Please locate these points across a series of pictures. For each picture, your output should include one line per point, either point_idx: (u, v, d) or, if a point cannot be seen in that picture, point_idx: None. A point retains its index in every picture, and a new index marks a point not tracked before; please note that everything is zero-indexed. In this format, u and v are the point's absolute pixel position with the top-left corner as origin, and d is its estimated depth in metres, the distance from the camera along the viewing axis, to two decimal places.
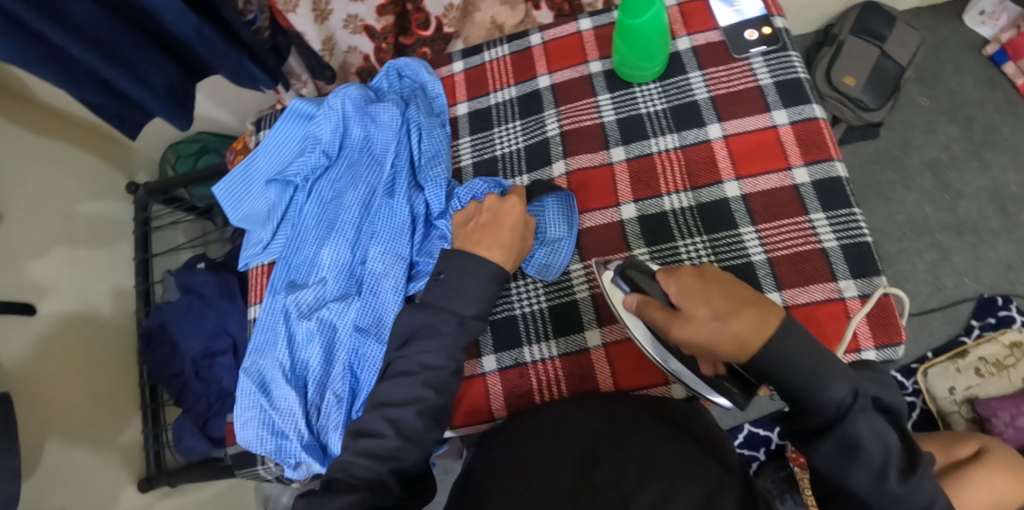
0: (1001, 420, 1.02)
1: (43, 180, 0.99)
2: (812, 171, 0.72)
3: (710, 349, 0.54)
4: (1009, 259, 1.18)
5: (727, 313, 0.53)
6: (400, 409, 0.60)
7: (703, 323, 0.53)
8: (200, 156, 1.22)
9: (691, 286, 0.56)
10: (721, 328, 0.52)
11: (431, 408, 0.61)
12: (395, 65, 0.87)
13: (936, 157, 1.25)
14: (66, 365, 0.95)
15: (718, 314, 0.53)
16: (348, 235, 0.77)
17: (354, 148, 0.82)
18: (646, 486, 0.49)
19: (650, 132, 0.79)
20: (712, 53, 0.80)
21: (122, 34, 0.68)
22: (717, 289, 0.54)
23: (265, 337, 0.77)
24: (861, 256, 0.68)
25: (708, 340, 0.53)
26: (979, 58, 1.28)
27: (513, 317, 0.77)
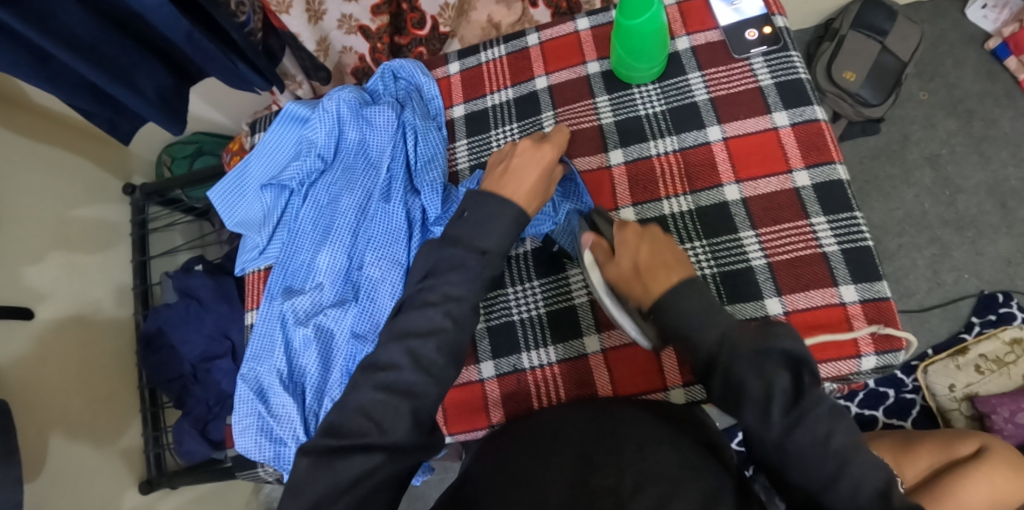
0: (1000, 417, 1.02)
1: (37, 184, 0.98)
2: (813, 174, 0.72)
3: (626, 293, 0.63)
4: (1009, 254, 1.17)
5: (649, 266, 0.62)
6: (422, 341, 0.57)
7: (626, 271, 0.62)
8: (196, 157, 1.21)
9: (628, 241, 0.64)
10: (637, 279, 0.61)
11: (451, 342, 0.58)
12: (389, 67, 0.86)
13: (937, 152, 1.24)
14: (64, 370, 0.94)
15: (638, 267, 0.62)
16: (344, 241, 0.76)
17: (350, 152, 0.81)
18: (644, 492, 0.49)
19: (649, 135, 0.78)
20: (711, 53, 0.79)
21: (111, 39, 0.67)
22: (648, 244, 0.63)
23: (262, 343, 0.77)
24: (862, 260, 0.68)
25: (626, 284, 0.62)
26: (979, 52, 1.27)
27: (511, 322, 0.76)
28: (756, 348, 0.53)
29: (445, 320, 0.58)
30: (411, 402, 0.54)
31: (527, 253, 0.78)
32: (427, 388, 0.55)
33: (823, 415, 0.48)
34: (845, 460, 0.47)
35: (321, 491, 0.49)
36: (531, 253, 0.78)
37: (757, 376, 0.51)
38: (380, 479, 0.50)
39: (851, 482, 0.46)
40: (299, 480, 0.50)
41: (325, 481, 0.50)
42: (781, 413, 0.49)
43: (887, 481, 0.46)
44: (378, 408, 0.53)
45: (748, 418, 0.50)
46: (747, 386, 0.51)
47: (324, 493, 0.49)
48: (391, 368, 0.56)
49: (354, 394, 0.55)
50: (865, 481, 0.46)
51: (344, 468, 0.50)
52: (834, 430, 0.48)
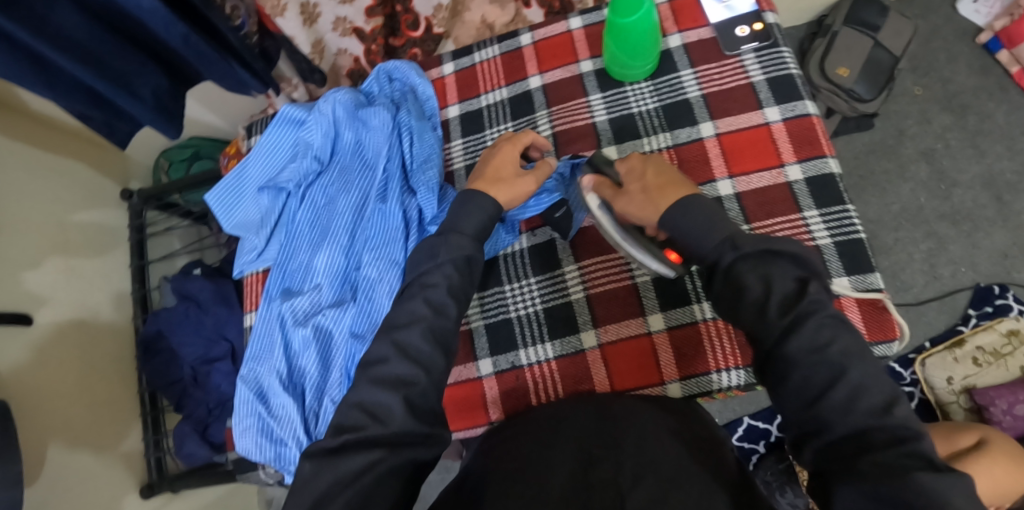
0: (999, 409, 1.03)
1: (35, 190, 0.98)
2: (805, 168, 0.72)
3: (639, 219, 0.65)
4: (1005, 247, 1.18)
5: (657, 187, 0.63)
6: (405, 330, 0.57)
7: (635, 196, 0.64)
8: (193, 161, 1.21)
9: (635, 168, 0.66)
10: (646, 198, 0.63)
11: (435, 328, 0.58)
12: (384, 69, 0.87)
13: (931, 146, 1.24)
14: (64, 375, 0.94)
15: (647, 187, 0.63)
16: (342, 241, 0.77)
17: (346, 153, 0.81)
18: (643, 481, 0.49)
19: (642, 132, 0.78)
20: (703, 50, 0.79)
21: (108, 44, 0.68)
22: (653, 168, 0.65)
23: (261, 345, 0.77)
24: (855, 253, 0.68)
25: (638, 208, 0.64)
26: (972, 46, 1.27)
27: (508, 320, 0.76)
28: (756, 247, 0.54)
29: (425, 308, 0.59)
30: (404, 391, 0.54)
31: (522, 250, 0.78)
32: (418, 377, 0.55)
33: (824, 323, 0.48)
34: (843, 369, 0.46)
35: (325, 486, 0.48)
36: (525, 250, 0.78)
37: (758, 279, 0.52)
38: (386, 468, 0.49)
39: (848, 391, 0.45)
40: (303, 480, 0.49)
41: (327, 477, 0.49)
42: (779, 314, 0.50)
43: (890, 397, 0.45)
44: (377, 405, 0.53)
45: (747, 318, 0.51)
46: (746, 283, 0.52)
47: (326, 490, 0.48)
48: (381, 361, 0.56)
49: (351, 392, 0.55)
50: (865, 391, 0.45)
51: (349, 463, 0.49)
52: (836, 336, 0.47)
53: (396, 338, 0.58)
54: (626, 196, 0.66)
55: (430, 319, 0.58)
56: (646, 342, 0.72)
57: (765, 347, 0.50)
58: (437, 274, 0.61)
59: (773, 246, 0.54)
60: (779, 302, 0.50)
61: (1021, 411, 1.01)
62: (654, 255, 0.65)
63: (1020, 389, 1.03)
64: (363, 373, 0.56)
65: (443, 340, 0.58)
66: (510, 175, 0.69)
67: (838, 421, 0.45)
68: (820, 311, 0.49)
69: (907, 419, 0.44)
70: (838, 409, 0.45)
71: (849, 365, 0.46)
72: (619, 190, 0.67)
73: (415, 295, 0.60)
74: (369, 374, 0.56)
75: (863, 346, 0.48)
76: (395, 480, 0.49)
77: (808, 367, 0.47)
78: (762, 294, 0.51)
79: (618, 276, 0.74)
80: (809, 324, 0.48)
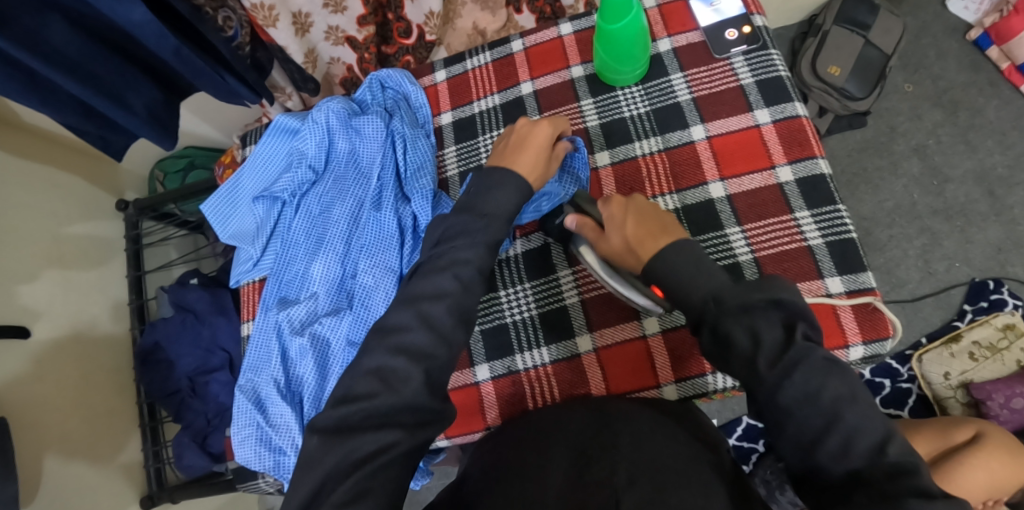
0: (996, 403, 1.03)
1: (30, 204, 0.98)
2: (796, 169, 0.73)
3: (624, 265, 0.65)
4: (999, 241, 1.18)
5: (639, 237, 0.62)
6: (432, 302, 0.56)
7: (617, 243, 0.64)
8: (188, 171, 1.22)
9: (615, 215, 0.65)
10: (627, 249, 0.62)
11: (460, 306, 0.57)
12: (377, 77, 0.87)
13: (924, 143, 1.25)
14: (62, 388, 0.94)
15: (626, 237, 0.62)
16: (337, 250, 0.77)
17: (340, 161, 0.82)
18: (637, 483, 0.50)
19: (634, 136, 0.79)
20: (693, 54, 0.80)
21: (101, 58, 0.68)
22: (633, 215, 0.63)
23: (259, 354, 0.78)
24: (847, 252, 0.69)
25: (621, 257, 0.64)
26: (961, 42, 1.28)
27: (504, 325, 0.77)
28: (740, 302, 0.51)
29: (453, 284, 0.57)
30: (424, 364, 0.53)
31: (516, 256, 0.79)
32: (438, 351, 0.54)
33: (814, 369, 0.46)
34: (836, 415, 0.45)
35: (331, 465, 0.48)
36: (520, 256, 0.79)
37: (745, 330, 0.50)
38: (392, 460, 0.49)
39: (842, 436, 0.45)
40: (311, 456, 0.49)
41: (330, 458, 0.48)
42: (769, 365, 0.48)
43: (883, 436, 0.44)
44: (393, 373, 0.52)
45: (736, 371, 0.49)
46: (733, 338, 0.50)
47: (336, 466, 0.47)
48: (402, 330, 0.55)
49: (365, 359, 0.54)
50: (859, 433, 0.45)
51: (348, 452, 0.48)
52: (827, 382, 0.46)
53: (420, 308, 0.56)
54: (608, 242, 0.65)
55: (457, 295, 0.57)
56: (641, 345, 0.72)
57: (756, 391, 0.48)
58: (468, 251, 0.59)
59: (763, 293, 0.51)
60: (768, 354, 0.48)
61: (1018, 404, 1.02)
62: (641, 292, 0.65)
63: (1017, 382, 1.03)
64: (380, 340, 0.55)
65: (467, 318, 0.57)
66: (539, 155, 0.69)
67: (834, 464, 0.45)
68: (811, 357, 0.47)
69: (903, 455, 0.44)
70: (833, 455, 0.45)
71: (841, 409, 0.45)
72: (602, 235, 0.66)
73: (443, 268, 0.58)
74: (386, 342, 0.54)
75: (856, 386, 0.47)
76: (402, 463, 0.49)
77: (804, 414, 0.46)
78: (750, 346, 0.49)
79: None
80: (799, 373, 0.46)
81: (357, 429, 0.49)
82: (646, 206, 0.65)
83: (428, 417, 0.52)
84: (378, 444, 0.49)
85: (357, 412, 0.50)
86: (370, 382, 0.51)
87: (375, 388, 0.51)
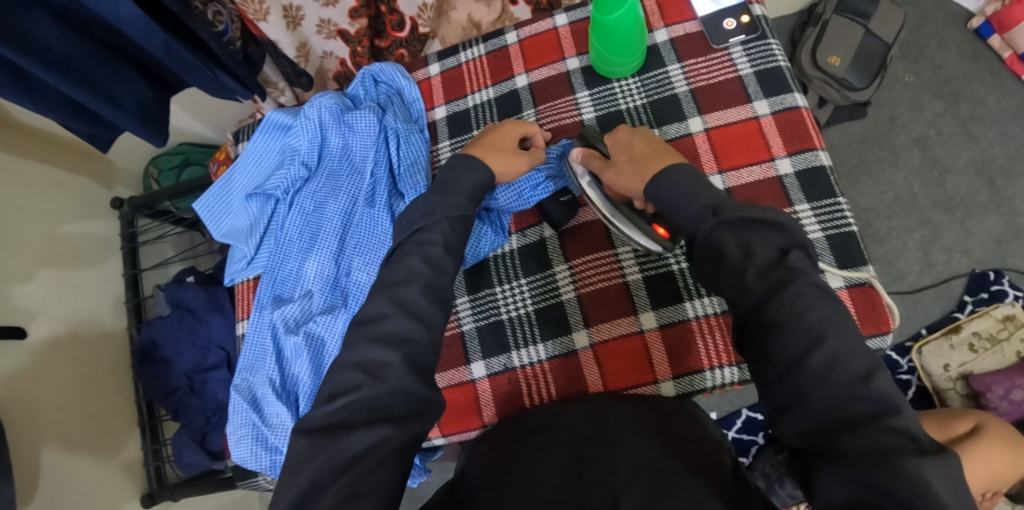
0: (996, 394, 1.03)
1: (23, 202, 0.97)
2: (795, 161, 0.72)
3: (625, 190, 0.66)
4: (999, 233, 1.18)
5: (642, 158, 0.65)
6: (404, 286, 0.56)
7: (622, 167, 0.66)
8: (183, 168, 1.21)
9: (623, 140, 0.68)
10: (634, 169, 0.64)
11: (434, 286, 0.58)
12: (370, 71, 0.86)
13: (924, 133, 1.24)
14: (59, 387, 0.94)
15: (634, 158, 0.65)
16: (331, 247, 0.76)
17: (334, 158, 0.81)
18: (635, 484, 0.49)
19: (631, 128, 0.78)
20: (690, 45, 0.79)
21: (89, 55, 0.67)
22: (640, 140, 0.66)
23: (253, 353, 0.77)
24: (847, 245, 0.68)
25: (626, 179, 0.65)
26: (963, 31, 1.26)
27: (500, 322, 0.76)
28: (740, 214, 0.53)
29: (423, 265, 0.58)
30: (403, 349, 0.53)
31: (512, 251, 0.78)
32: (419, 334, 0.54)
33: (803, 291, 0.48)
34: (821, 334, 0.45)
35: (316, 471, 0.46)
36: (515, 252, 0.78)
37: (738, 243, 0.52)
38: (389, 463, 0.48)
39: (827, 357, 0.44)
40: (298, 458, 0.47)
41: (319, 458, 0.47)
42: (758, 277, 0.50)
43: (869, 366, 0.44)
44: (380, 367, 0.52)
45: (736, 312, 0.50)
46: (725, 248, 0.52)
47: (323, 468, 0.46)
48: (379, 318, 0.55)
49: (347, 352, 0.54)
50: (843, 360, 0.44)
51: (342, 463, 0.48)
52: (814, 304, 0.47)
53: (395, 294, 0.56)
54: (614, 167, 0.67)
55: (429, 276, 0.57)
56: (639, 341, 0.72)
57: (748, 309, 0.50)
58: (434, 232, 0.60)
59: (759, 214, 0.54)
60: (758, 267, 0.50)
61: (1018, 396, 1.02)
62: (642, 229, 0.67)
63: (1017, 374, 1.03)
64: (360, 331, 0.54)
65: (443, 299, 0.58)
66: (506, 149, 0.71)
67: (820, 397, 0.43)
68: (800, 279, 0.48)
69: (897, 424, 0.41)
70: (825, 398, 0.43)
71: (826, 331, 0.45)
72: (607, 161, 0.68)
73: (413, 251, 0.59)
74: (366, 331, 0.54)
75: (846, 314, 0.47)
76: (398, 468, 0.48)
77: (789, 340, 0.46)
78: (743, 258, 0.51)
79: (608, 275, 0.74)
80: (787, 290, 0.48)
81: (348, 427, 0.49)
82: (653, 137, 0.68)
83: (421, 408, 0.52)
84: (369, 443, 0.48)
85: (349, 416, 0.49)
86: (353, 375, 0.51)
87: (359, 380, 0.51)
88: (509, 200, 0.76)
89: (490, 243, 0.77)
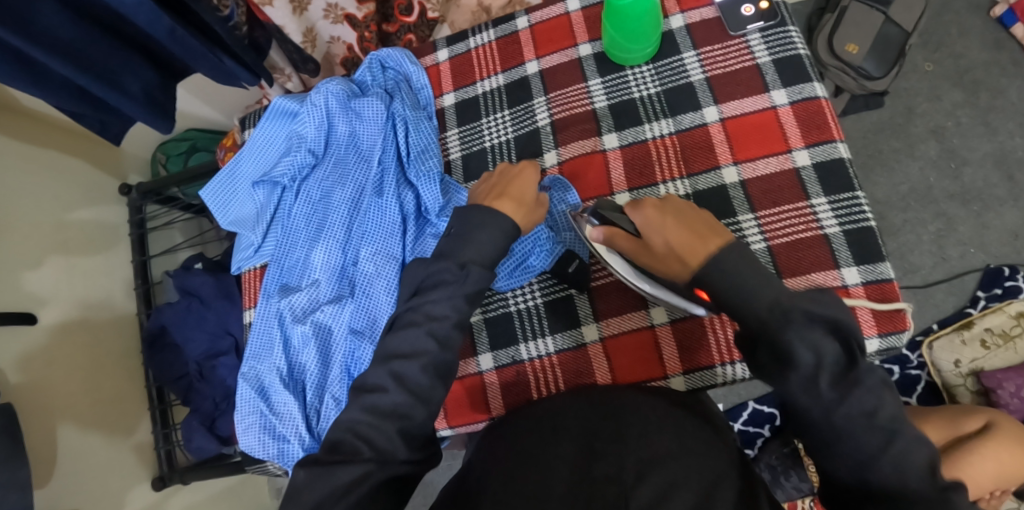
0: (1006, 391, 1.01)
1: (34, 190, 0.97)
2: (813, 153, 0.70)
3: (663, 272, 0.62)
4: (1015, 227, 1.15)
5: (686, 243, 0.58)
6: (404, 367, 0.57)
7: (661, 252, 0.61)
8: (190, 154, 1.20)
9: (651, 220, 0.62)
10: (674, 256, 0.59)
11: (437, 365, 0.58)
12: (377, 57, 0.85)
13: (942, 124, 1.21)
14: (72, 374, 0.94)
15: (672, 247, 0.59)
16: (338, 237, 0.75)
17: (341, 145, 0.80)
18: (648, 479, 0.49)
19: (644, 118, 0.76)
20: (707, 31, 0.77)
21: (93, 39, 0.65)
22: (670, 217, 0.61)
23: (261, 342, 0.77)
24: (865, 241, 0.67)
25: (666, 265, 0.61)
26: (985, 19, 1.23)
27: (508, 314, 0.75)
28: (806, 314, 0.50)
29: (431, 344, 0.58)
30: (399, 426, 0.55)
31: (518, 309, 0.75)
32: (414, 411, 0.56)
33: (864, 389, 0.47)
34: (893, 432, 0.46)
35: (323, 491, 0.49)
36: (522, 311, 0.75)
37: (807, 345, 0.49)
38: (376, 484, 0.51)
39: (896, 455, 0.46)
40: (299, 488, 0.52)
41: (324, 489, 0.51)
42: (830, 386, 0.48)
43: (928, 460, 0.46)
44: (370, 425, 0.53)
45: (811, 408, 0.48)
46: None
47: None
48: (378, 391, 0.57)
49: (343, 415, 0.56)
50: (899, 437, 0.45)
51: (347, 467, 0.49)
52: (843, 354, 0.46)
53: (394, 369, 0.58)
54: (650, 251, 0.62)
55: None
56: (648, 335, 0.71)
57: None
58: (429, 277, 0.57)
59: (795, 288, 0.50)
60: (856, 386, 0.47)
61: None
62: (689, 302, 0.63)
63: None
64: (356, 399, 0.57)
65: (445, 377, 0.59)
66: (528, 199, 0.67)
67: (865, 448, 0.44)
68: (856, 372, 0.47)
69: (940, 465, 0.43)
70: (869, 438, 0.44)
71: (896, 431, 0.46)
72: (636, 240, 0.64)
73: (419, 325, 0.59)
74: (360, 402, 0.56)
75: None
76: None
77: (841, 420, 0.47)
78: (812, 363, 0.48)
79: None
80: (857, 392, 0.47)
81: None
82: (681, 206, 0.62)
83: None
84: (359, 475, 0.51)
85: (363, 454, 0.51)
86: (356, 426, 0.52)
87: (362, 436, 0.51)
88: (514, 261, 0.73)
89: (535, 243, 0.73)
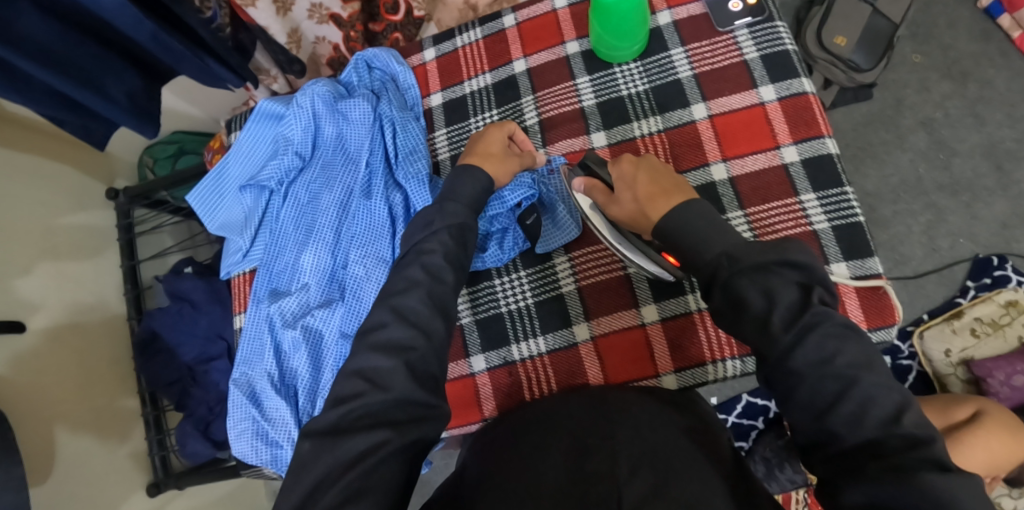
0: (997, 380, 1.02)
1: (21, 195, 0.95)
2: (801, 149, 0.70)
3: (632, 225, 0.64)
4: (1004, 217, 1.16)
5: (649, 196, 0.62)
6: (403, 297, 0.55)
7: (627, 204, 0.64)
8: (178, 157, 1.19)
9: (625, 173, 0.65)
10: (638, 207, 0.62)
11: (438, 295, 0.56)
12: (363, 57, 0.84)
13: (931, 115, 1.21)
14: (65, 381, 0.94)
15: (638, 197, 0.62)
16: (327, 240, 0.75)
17: (328, 147, 0.79)
18: (640, 476, 0.49)
19: (632, 115, 0.76)
20: (694, 27, 0.76)
21: (75, 44, 0.64)
22: (645, 173, 0.63)
23: (251, 347, 0.76)
24: (854, 236, 0.67)
25: (632, 217, 0.64)
26: (972, 11, 1.24)
27: (499, 315, 0.75)
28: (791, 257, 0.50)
29: (422, 274, 0.57)
30: (404, 357, 0.51)
31: (509, 311, 0.75)
32: (417, 343, 0.52)
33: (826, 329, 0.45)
34: (853, 379, 0.44)
35: (322, 473, 0.45)
36: (513, 312, 0.75)
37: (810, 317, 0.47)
38: (390, 451, 0.46)
39: (857, 400, 0.43)
40: (302, 460, 0.47)
41: (327, 459, 0.46)
42: (784, 327, 0.47)
43: (887, 395, 0.43)
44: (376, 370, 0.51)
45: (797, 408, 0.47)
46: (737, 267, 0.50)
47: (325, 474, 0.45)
48: (378, 327, 0.54)
49: (351, 360, 0.53)
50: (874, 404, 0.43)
51: (345, 447, 0.46)
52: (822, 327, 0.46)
53: (394, 304, 0.55)
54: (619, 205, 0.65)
55: (428, 284, 0.56)
56: (640, 334, 0.71)
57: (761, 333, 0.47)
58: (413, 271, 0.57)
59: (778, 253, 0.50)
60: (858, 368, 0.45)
61: (1019, 381, 1.01)
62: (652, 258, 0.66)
63: (1018, 360, 1.02)
64: (361, 341, 0.54)
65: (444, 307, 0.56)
66: (498, 153, 0.71)
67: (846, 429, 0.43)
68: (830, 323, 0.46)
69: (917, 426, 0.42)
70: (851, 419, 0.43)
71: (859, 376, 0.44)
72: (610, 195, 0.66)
73: (411, 262, 0.58)
74: (367, 341, 0.53)
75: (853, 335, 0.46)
76: (400, 462, 0.47)
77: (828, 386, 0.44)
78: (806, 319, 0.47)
79: (609, 267, 0.73)
80: (817, 334, 0.45)
81: (348, 432, 0.47)
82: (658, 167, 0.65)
83: (424, 414, 0.50)
84: (369, 445, 0.46)
85: (354, 415, 0.48)
86: (354, 384, 0.50)
87: (360, 389, 0.50)
88: (497, 253, 0.75)
89: (504, 204, 0.74)
